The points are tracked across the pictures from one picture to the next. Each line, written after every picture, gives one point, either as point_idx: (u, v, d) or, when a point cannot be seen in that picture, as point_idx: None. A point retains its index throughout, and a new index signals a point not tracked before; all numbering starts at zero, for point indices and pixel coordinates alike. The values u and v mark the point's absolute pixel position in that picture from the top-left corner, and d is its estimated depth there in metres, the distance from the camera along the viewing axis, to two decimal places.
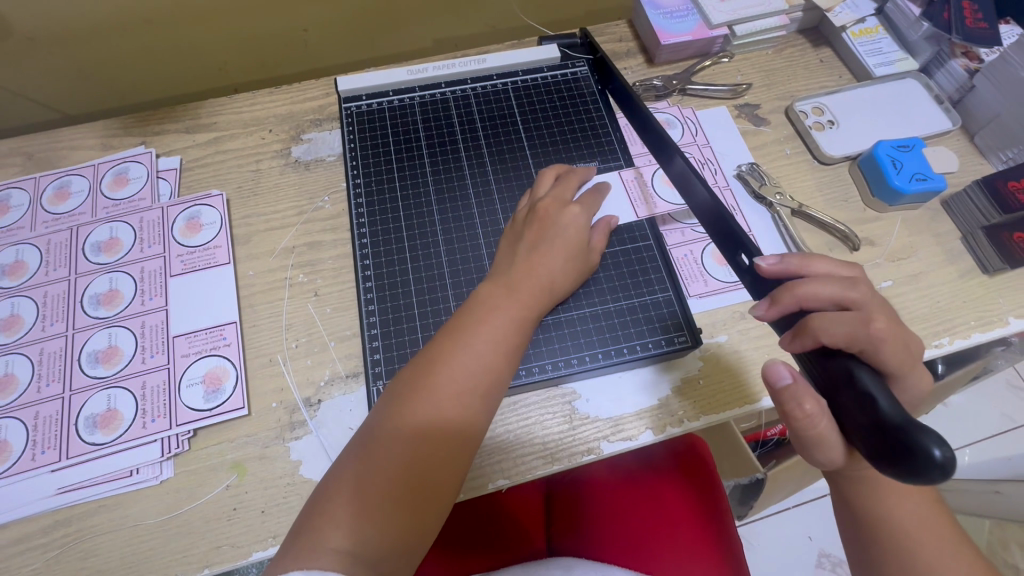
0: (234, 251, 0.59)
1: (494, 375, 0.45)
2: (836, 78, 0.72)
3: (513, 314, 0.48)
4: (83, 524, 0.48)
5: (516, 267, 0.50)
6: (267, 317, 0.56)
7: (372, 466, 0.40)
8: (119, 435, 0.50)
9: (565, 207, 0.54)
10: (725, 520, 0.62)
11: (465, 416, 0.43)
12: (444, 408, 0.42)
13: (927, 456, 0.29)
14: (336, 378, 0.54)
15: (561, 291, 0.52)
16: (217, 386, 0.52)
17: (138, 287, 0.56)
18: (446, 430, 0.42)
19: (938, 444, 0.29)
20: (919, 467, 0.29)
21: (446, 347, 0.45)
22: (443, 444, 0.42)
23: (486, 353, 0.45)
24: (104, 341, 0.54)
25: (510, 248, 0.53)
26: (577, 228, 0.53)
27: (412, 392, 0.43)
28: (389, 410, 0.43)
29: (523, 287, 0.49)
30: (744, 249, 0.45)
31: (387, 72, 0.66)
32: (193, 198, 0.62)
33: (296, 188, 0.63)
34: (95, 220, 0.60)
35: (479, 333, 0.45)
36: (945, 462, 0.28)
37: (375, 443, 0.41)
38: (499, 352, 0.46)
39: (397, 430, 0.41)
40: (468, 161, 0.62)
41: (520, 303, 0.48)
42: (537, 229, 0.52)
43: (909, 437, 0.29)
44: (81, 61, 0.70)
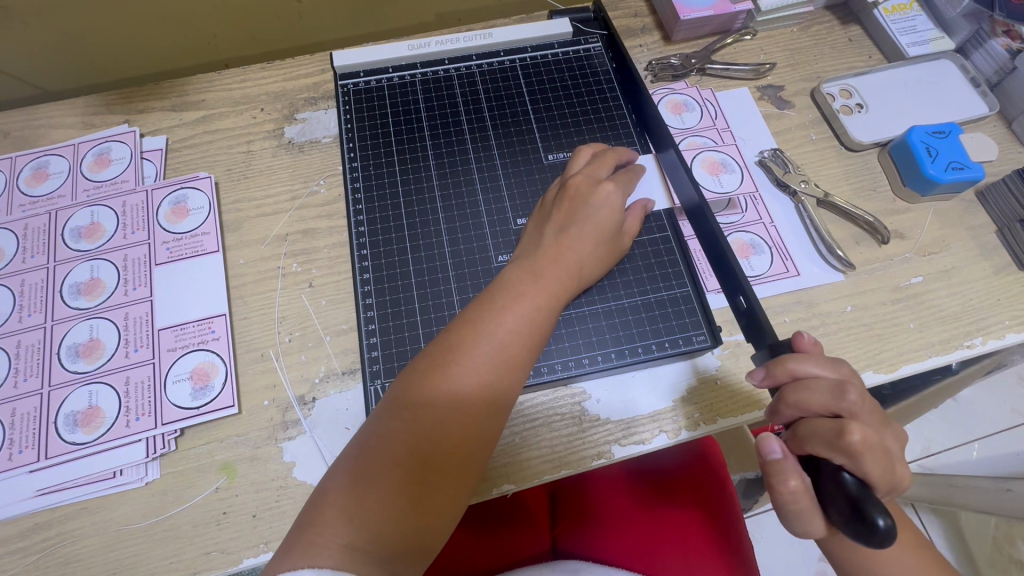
0: (223, 238, 0.56)
1: (513, 371, 0.42)
2: (865, 59, 0.67)
3: (539, 301, 0.44)
4: (65, 528, 0.45)
5: (543, 252, 0.47)
6: (257, 310, 0.53)
7: (381, 460, 0.37)
8: (101, 435, 0.47)
9: (597, 185, 0.50)
10: (738, 528, 0.60)
11: (478, 417, 0.40)
12: (460, 404, 0.40)
13: (873, 525, 0.32)
14: (332, 374, 0.51)
15: (588, 278, 0.49)
16: (205, 383, 0.49)
17: (121, 276, 0.53)
18: (458, 430, 0.39)
19: (881, 515, 0.32)
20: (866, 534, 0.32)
21: (468, 335, 0.41)
22: (454, 443, 0.39)
23: (506, 345, 0.42)
24: (85, 333, 0.50)
25: (536, 231, 0.49)
26: (609, 210, 0.49)
27: (429, 383, 0.40)
28: (400, 402, 0.40)
29: (550, 271, 0.46)
30: (743, 292, 0.47)
31: (386, 48, 0.61)
32: (179, 181, 0.58)
33: (289, 171, 0.59)
34: (75, 204, 0.56)
35: (503, 321, 0.42)
36: (887, 531, 0.31)
37: (385, 435, 0.39)
38: (524, 342, 0.43)
39: (406, 424, 0.39)
40: (473, 143, 0.58)
41: (544, 291, 0.45)
42: (568, 209, 0.49)
43: (860, 505, 0.33)
44: (61, 34, 0.66)
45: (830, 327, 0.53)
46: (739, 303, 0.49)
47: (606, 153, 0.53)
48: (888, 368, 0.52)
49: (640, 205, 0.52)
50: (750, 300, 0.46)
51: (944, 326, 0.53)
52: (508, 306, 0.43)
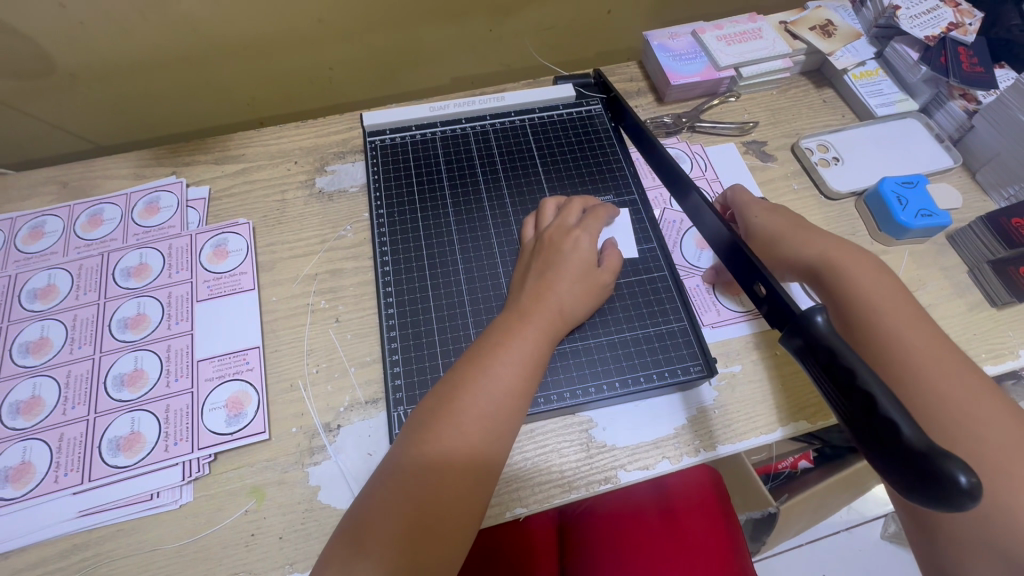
0: (259, 278, 0.61)
1: (514, 404, 0.45)
2: (839, 118, 0.75)
3: (532, 340, 0.48)
4: (103, 548, 0.48)
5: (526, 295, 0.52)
6: (288, 342, 0.58)
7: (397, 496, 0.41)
8: (141, 458, 0.50)
9: (567, 234, 0.55)
10: (736, 537, 0.64)
11: (480, 449, 0.43)
12: (465, 435, 0.43)
13: (952, 482, 0.27)
14: (356, 404, 0.55)
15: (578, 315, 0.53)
16: (239, 410, 0.53)
17: (165, 312, 0.58)
18: (463, 462, 0.42)
19: (963, 473, 0.27)
20: (942, 490, 0.27)
21: (467, 374, 0.46)
22: (461, 473, 0.42)
23: (506, 378, 0.46)
24: (130, 364, 0.55)
25: (518, 283, 0.54)
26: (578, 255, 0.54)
27: (433, 421, 0.44)
28: (408, 440, 0.44)
29: (538, 312, 0.50)
30: (761, 277, 0.43)
31: (409, 109, 0.68)
32: (220, 226, 0.64)
33: (319, 218, 0.66)
34: (125, 246, 0.62)
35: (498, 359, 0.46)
36: (971, 488, 0.27)
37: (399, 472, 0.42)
38: (522, 375, 0.46)
39: (416, 460, 0.42)
40: (487, 193, 0.63)
41: (534, 331, 0.49)
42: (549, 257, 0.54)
43: (932, 459, 0.27)
44: (119, 96, 0.74)
45: None
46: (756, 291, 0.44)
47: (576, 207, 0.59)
48: None
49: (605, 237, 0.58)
50: (772, 289, 0.41)
51: None
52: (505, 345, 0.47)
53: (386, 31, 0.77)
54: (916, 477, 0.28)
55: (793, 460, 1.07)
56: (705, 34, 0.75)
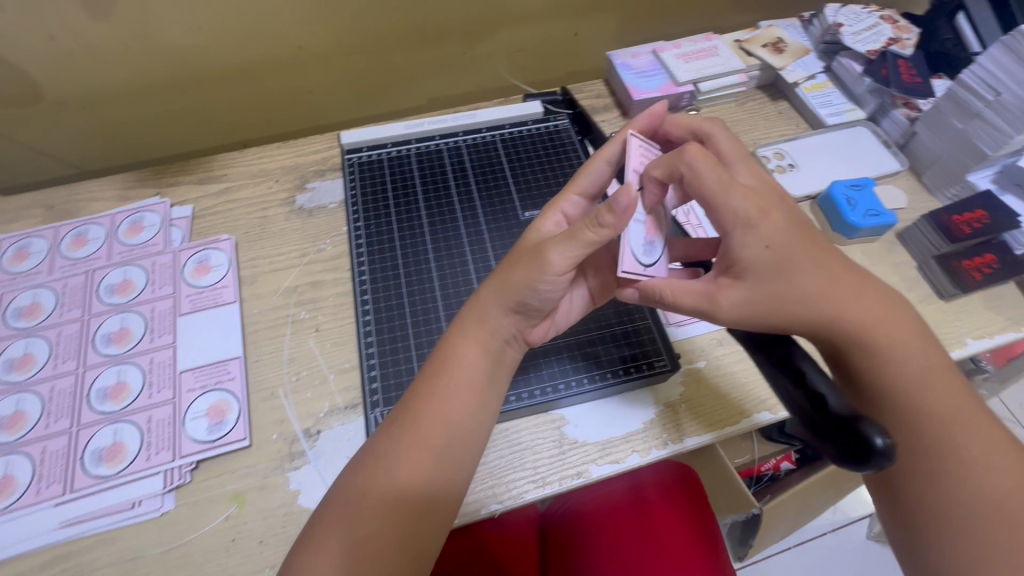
0: (240, 291, 0.63)
1: (481, 405, 0.47)
2: (793, 127, 0.79)
3: (476, 357, 0.47)
4: (85, 557, 0.48)
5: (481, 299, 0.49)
6: (269, 352, 0.59)
7: (361, 506, 0.42)
8: (123, 468, 0.52)
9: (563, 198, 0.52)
10: (711, 536, 0.65)
11: (439, 462, 0.44)
12: (427, 439, 0.44)
13: (871, 444, 0.29)
14: (335, 409, 0.56)
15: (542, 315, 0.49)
16: (220, 419, 0.54)
17: (148, 326, 0.59)
18: (412, 488, 0.42)
19: (880, 434, 0.29)
20: (861, 452, 0.29)
21: (418, 394, 0.46)
22: (410, 499, 0.42)
23: (470, 381, 0.46)
24: (113, 377, 0.56)
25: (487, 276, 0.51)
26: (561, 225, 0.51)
27: (402, 427, 0.44)
28: (355, 469, 0.44)
29: (472, 319, 0.48)
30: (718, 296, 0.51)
31: (386, 127, 0.71)
32: (202, 243, 0.66)
33: (300, 233, 0.68)
34: (110, 264, 0.64)
35: (461, 362, 0.47)
36: (887, 449, 0.29)
37: (363, 483, 0.42)
38: (471, 395, 0.46)
39: (361, 488, 0.42)
40: (460, 203, 0.65)
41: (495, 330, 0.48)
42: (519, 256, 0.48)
43: (856, 421, 0.30)
44: (106, 122, 0.77)
45: None
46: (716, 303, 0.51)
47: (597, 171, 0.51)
48: None
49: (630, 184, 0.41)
50: None
51: None
52: (449, 368, 0.47)
53: (363, 55, 0.81)
54: (841, 442, 0.31)
55: (775, 462, 1.09)
56: (665, 52, 0.80)
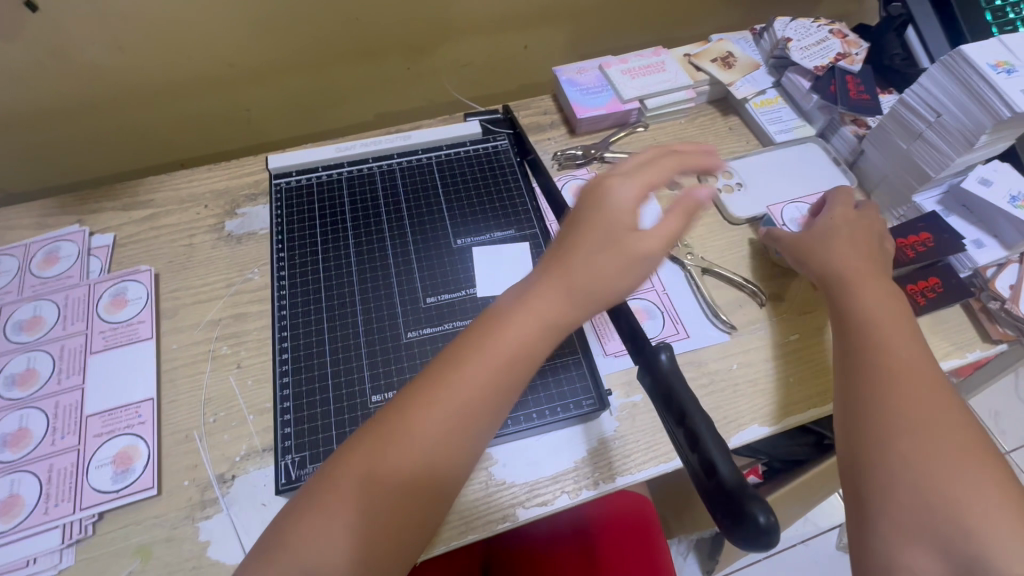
0: (158, 325, 0.60)
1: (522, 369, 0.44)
2: (743, 144, 0.77)
3: (533, 317, 0.44)
4: None
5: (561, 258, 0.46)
6: (185, 392, 0.57)
7: (391, 469, 0.40)
8: (20, 522, 0.49)
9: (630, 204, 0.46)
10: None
11: (472, 428, 0.42)
12: (464, 404, 0.42)
13: (756, 521, 0.28)
14: (252, 452, 0.54)
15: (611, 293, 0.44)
16: (127, 466, 0.52)
17: (56, 366, 0.56)
18: (430, 467, 0.41)
19: (763, 510, 0.28)
20: (744, 529, 0.28)
21: (464, 356, 0.43)
22: (412, 490, 0.40)
23: (521, 340, 0.44)
24: (14, 423, 0.53)
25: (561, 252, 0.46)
26: (629, 210, 0.45)
27: (441, 388, 0.42)
28: (362, 447, 0.41)
29: (560, 281, 0.45)
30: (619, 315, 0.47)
31: (316, 150, 0.68)
32: (121, 274, 0.63)
33: (226, 262, 0.65)
34: (20, 299, 0.61)
35: (513, 323, 0.44)
36: (770, 528, 0.28)
37: (399, 445, 0.41)
38: (521, 354, 0.44)
39: (379, 473, 0.40)
40: (389, 231, 0.62)
41: (559, 287, 0.45)
42: (595, 240, 0.45)
43: (739, 500, 0.29)
44: (27, 145, 0.74)
45: (716, 384, 0.58)
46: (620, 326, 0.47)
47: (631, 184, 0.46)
48: (773, 421, 0.56)
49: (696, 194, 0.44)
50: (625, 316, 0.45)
51: (813, 379, 0.58)
52: (490, 341, 0.43)
53: (300, 73, 0.78)
54: (725, 512, 0.29)
55: None
56: (611, 68, 0.78)
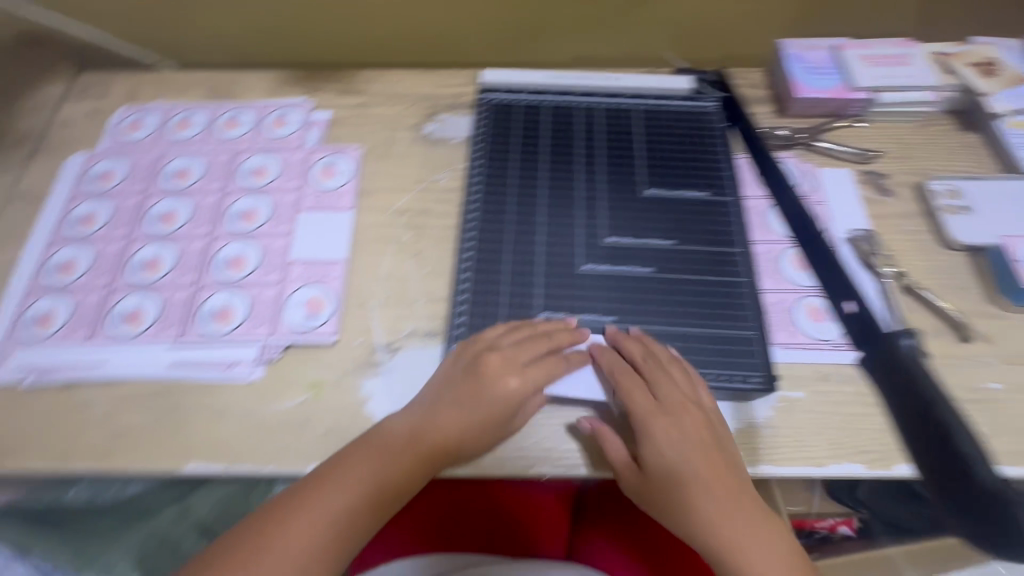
0: (357, 200, 0.66)
1: (457, 449, 0.49)
2: (981, 165, 0.68)
3: (457, 412, 0.49)
4: (184, 397, 0.55)
5: (462, 401, 0.49)
6: (369, 265, 0.62)
7: (319, 511, 0.45)
8: (229, 331, 0.57)
9: (507, 374, 0.49)
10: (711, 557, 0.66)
11: (384, 480, 0.47)
12: (405, 455, 0.48)
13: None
14: (417, 332, 0.59)
15: (467, 442, 0.49)
16: (316, 312, 0.58)
17: (273, 212, 0.64)
18: (348, 521, 0.45)
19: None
20: (1007, 527, 0.36)
21: (412, 422, 0.49)
22: (314, 546, 0.44)
23: (460, 424, 0.49)
24: (236, 250, 0.61)
25: (433, 395, 0.50)
26: (510, 396, 0.49)
27: (383, 445, 0.48)
28: (307, 489, 0.46)
29: (466, 395, 0.49)
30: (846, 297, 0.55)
31: (528, 74, 0.69)
32: (335, 148, 0.69)
33: (420, 162, 0.70)
34: (252, 150, 0.69)
35: (445, 399, 0.50)
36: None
37: (328, 487, 0.46)
38: (456, 419, 0.49)
39: (313, 520, 0.44)
40: (583, 165, 0.63)
41: (473, 390, 0.49)
42: (462, 390, 0.50)
43: (1010, 502, 0.37)
44: (274, 22, 0.83)
45: None
46: (844, 307, 0.55)
47: (536, 352, 0.50)
48: None
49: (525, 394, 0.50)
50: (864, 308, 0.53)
51: (1003, 438, 0.52)
52: (429, 425, 0.49)
53: None
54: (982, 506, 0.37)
55: None
56: (846, 51, 0.71)
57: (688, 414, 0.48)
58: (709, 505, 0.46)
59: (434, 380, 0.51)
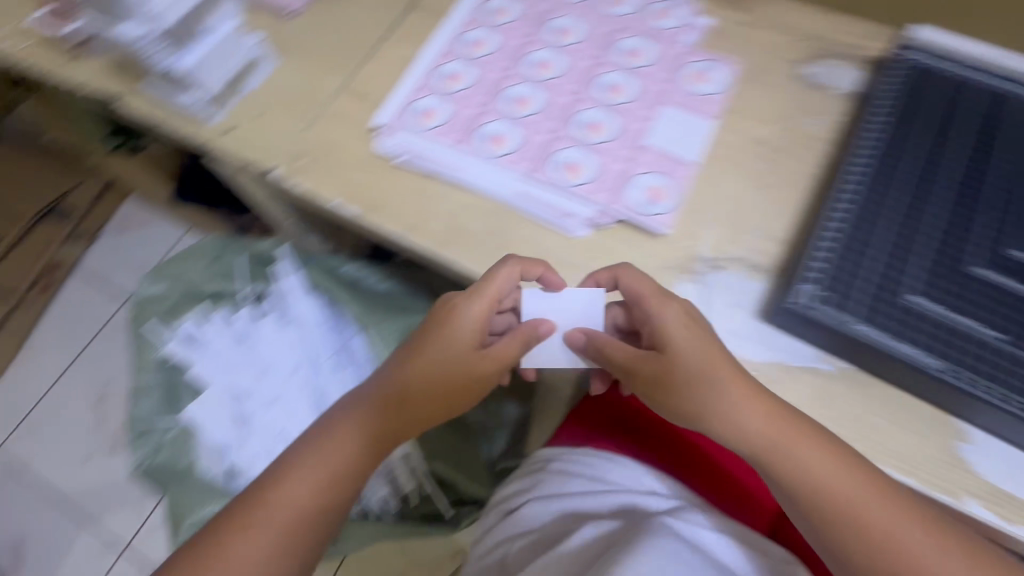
0: (720, 114, 0.65)
1: (449, 396, 0.54)
2: None
3: (470, 327, 0.54)
4: (517, 226, 0.60)
5: (444, 358, 0.54)
6: (713, 179, 0.61)
7: (307, 487, 0.51)
8: (575, 185, 0.60)
9: (468, 323, 0.54)
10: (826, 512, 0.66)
11: (393, 415, 0.54)
12: (428, 377, 0.54)
13: None
14: (742, 260, 0.57)
15: (455, 355, 0.54)
16: (656, 200, 0.59)
17: (639, 95, 0.65)
18: (330, 490, 0.52)
19: None
20: None
21: (412, 358, 0.54)
22: (326, 485, 0.52)
23: (449, 367, 0.54)
24: (598, 116, 0.63)
25: (416, 343, 0.55)
26: (473, 332, 0.54)
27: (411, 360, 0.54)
28: (247, 504, 0.51)
29: (447, 329, 0.54)
30: None
31: (970, 43, 0.59)
32: (711, 57, 0.68)
33: (791, 99, 0.65)
34: (633, 31, 0.69)
35: (430, 347, 0.54)
36: None
37: (315, 470, 0.52)
38: (456, 377, 0.54)
39: (300, 503, 0.51)
40: (1008, 162, 0.54)
41: (438, 329, 0.55)
42: (437, 317, 0.55)
43: None
44: None
45: None
46: None
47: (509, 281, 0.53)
48: None
49: (495, 362, 0.53)
50: None
51: None
52: (425, 352, 0.54)
53: None
54: None
55: None
56: None
57: (675, 317, 0.51)
58: (733, 409, 0.48)
59: (431, 331, 0.55)
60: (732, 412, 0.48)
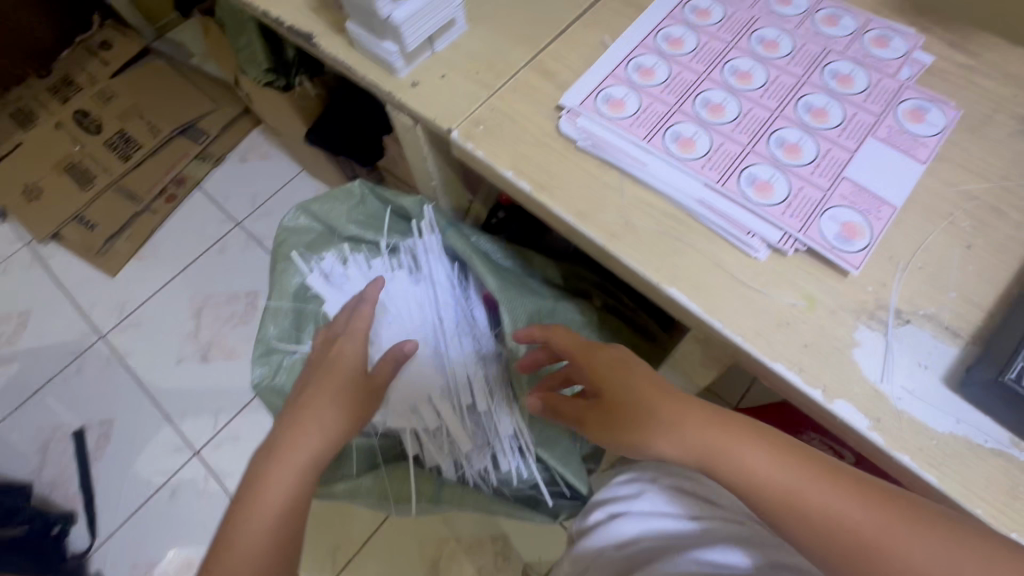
0: (931, 159, 0.60)
1: (326, 365, 0.65)
2: None
3: (353, 351, 0.66)
4: (691, 234, 0.58)
5: (332, 372, 0.64)
6: (913, 227, 0.56)
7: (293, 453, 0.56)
8: (761, 203, 0.57)
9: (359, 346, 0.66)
10: None
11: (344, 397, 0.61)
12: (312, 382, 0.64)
13: None
14: (936, 320, 0.53)
15: (342, 358, 0.65)
16: (848, 237, 0.55)
17: (844, 123, 0.61)
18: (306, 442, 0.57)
19: None
20: None
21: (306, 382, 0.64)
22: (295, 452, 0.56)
23: (338, 360, 0.65)
24: (795, 137, 0.60)
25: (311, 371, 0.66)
26: (355, 358, 0.65)
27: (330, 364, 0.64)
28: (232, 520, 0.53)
29: (337, 359, 0.65)
30: None
31: None
32: (928, 96, 0.63)
33: (1014, 157, 0.59)
34: (843, 55, 0.65)
35: (343, 351, 0.66)
36: None
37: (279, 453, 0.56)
38: (340, 367, 0.64)
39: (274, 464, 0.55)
40: None
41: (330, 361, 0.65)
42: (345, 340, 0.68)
43: None
44: None
45: None
46: None
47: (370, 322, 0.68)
48: None
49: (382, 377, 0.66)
50: None
51: None
52: (322, 366, 0.65)
53: None
54: None
55: None
56: None
57: (612, 357, 0.58)
58: (675, 426, 0.50)
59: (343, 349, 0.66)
60: (696, 442, 0.49)
